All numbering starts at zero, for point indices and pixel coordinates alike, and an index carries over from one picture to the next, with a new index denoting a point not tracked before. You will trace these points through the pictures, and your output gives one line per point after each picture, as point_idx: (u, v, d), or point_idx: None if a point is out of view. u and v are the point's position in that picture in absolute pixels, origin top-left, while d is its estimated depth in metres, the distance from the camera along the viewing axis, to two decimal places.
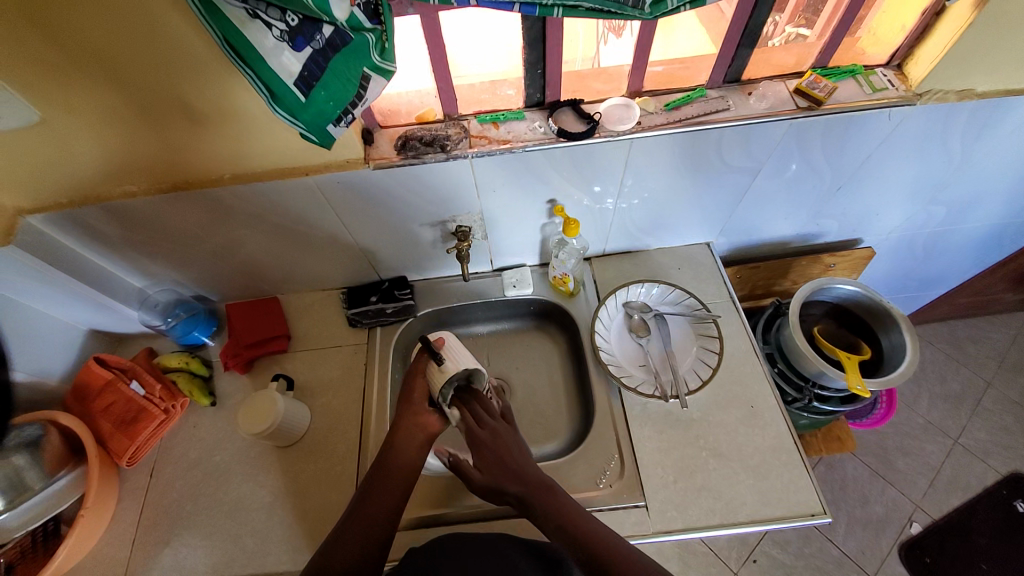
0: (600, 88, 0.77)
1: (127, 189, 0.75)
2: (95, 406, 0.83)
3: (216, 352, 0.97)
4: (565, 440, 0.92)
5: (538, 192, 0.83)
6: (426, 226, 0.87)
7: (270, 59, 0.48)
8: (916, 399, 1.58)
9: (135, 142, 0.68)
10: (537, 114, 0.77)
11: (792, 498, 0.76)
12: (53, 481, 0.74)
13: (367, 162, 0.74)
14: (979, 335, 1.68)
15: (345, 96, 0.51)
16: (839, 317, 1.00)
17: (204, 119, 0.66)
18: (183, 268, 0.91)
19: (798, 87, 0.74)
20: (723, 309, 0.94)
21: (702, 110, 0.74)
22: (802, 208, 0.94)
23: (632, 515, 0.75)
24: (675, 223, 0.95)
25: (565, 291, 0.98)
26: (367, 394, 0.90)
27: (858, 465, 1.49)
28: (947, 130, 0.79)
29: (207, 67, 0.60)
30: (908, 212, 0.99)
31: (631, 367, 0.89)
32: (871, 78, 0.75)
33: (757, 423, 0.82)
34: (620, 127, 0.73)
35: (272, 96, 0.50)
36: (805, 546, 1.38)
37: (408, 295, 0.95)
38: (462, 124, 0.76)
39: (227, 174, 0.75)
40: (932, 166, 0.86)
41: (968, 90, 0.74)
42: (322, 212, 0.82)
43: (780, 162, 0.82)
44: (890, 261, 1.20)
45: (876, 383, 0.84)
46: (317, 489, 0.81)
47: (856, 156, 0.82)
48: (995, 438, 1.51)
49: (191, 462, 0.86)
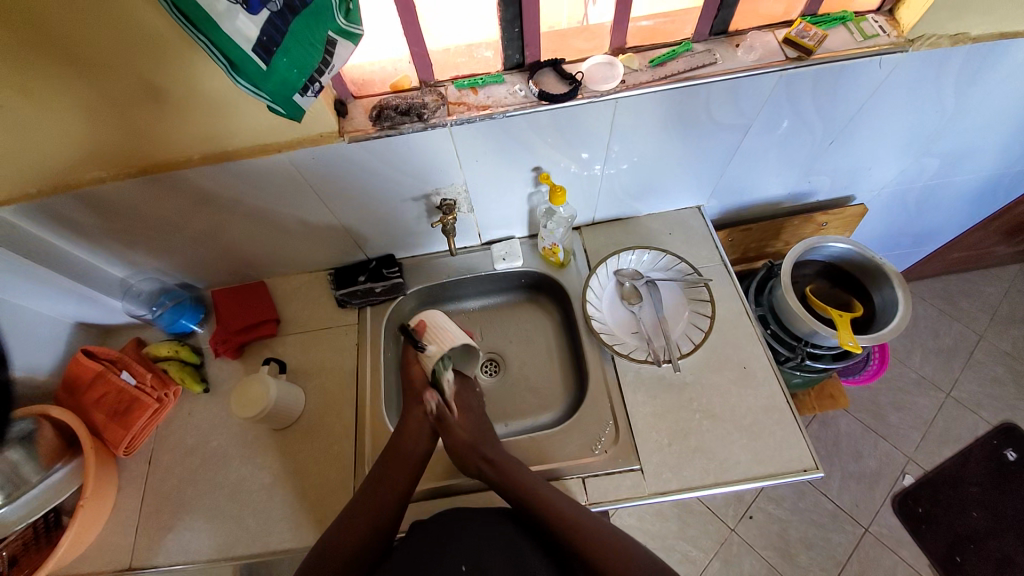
0: (581, 46, 0.74)
1: (96, 175, 0.72)
2: (88, 398, 0.82)
3: (205, 339, 0.96)
4: (561, 410, 0.92)
5: (523, 160, 0.80)
6: (410, 201, 0.85)
7: (224, 23, 0.44)
8: (909, 354, 1.60)
9: (97, 124, 0.65)
10: (516, 77, 0.74)
11: (785, 455, 0.77)
12: (50, 474, 0.75)
13: (342, 135, 0.71)
14: (972, 289, 1.69)
15: (309, 61, 0.50)
16: (831, 275, 1.00)
17: (169, 98, 0.63)
18: (165, 256, 0.89)
19: (787, 36, 0.71)
20: (715, 272, 0.93)
21: (688, 64, 0.71)
22: (793, 165, 0.92)
23: (628, 479, 0.76)
24: (664, 187, 0.93)
25: (556, 262, 0.96)
26: (360, 374, 0.90)
27: (851, 421, 1.52)
28: (942, 76, 0.76)
29: (166, 41, 0.56)
30: (901, 165, 0.97)
31: (623, 335, 0.88)
32: (861, 24, 0.72)
33: (749, 383, 0.83)
34: (602, 87, 0.70)
35: (232, 66, 0.47)
36: (801, 501, 1.42)
37: (397, 273, 0.94)
38: (439, 91, 0.73)
39: (198, 155, 0.72)
40: (925, 116, 0.84)
41: (962, 34, 0.71)
42: (302, 192, 0.80)
43: (771, 118, 0.79)
44: (883, 218, 1.19)
45: (868, 340, 0.84)
46: (315, 469, 0.82)
47: (847, 109, 0.80)
48: (986, 390, 1.53)
49: (188, 448, 0.86)
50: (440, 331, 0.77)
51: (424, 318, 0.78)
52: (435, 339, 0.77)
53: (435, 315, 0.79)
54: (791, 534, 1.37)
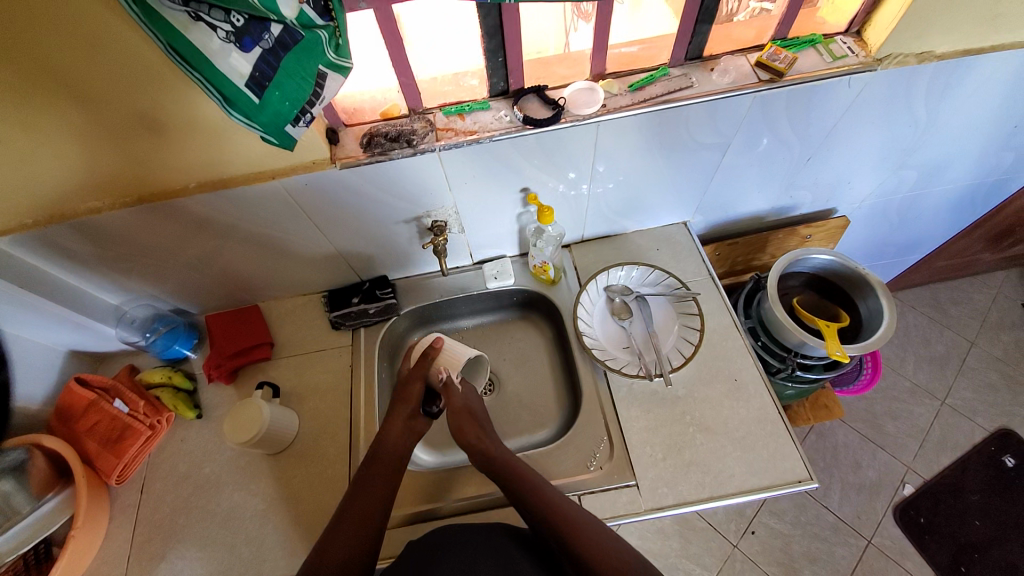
0: (564, 73, 0.77)
1: (93, 205, 0.73)
2: (80, 426, 0.82)
3: (199, 364, 0.96)
4: (556, 427, 0.92)
5: (511, 181, 0.82)
6: (402, 223, 0.87)
7: (218, 62, 0.47)
8: (902, 362, 1.61)
9: (96, 155, 0.67)
10: (502, 103, 0.77)
11: (779, 466, 0.77)
12: (40, 505, 0.74)
13: (334, 161, 0.73)
14: (960, 296, 1.71)
15: (301, 95, 0.51)
16: (817, 286, 1.02)
17: (165, 129, 0.65)
18: (160, 282, 0.90)
19: (759, 60, 0.74)
20: (703, 286, 0.95)
21: (666, 88, 0.75)
22: (774, 181, 0.95)
23: (624, 495, 0.76)
24: (650, 204, 0.95)
25: (547, 280, 0.98)
26: (354, 396, 0.90)
27: (848, 432, 1.52)
28: (911, 92, 0.79)
29: (163, 75, 0.59)
30: (879, 178, 1.00)
31: (615, 350, 0.89)
32: (831, 46, 0.76)
33: (740, 395, 0.84)
34: (584, 111, 0.73)
35: (226, 101, 0.50)
36: (802, 514, 1.40)
37: (390, 294, 0.95)
38: (427, 117, 0.76)
39: (193, 183, 0.74)
40: (898, 130, 0.87)
41: (926, 53, 0.74)
42: (295, 217, 0.81)
43: (749, 137, 0.82)
44: (866, 229, 1.22)
45: (855, 349, 0.85)
46: (310, 492, 0.81)
47: (822, 126, 0.83)
48: (980, 396, 1.54)
49: (181, 475, 0.85)
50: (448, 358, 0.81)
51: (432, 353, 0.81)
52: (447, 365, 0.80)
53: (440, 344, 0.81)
54: (794, 549, 1.36)
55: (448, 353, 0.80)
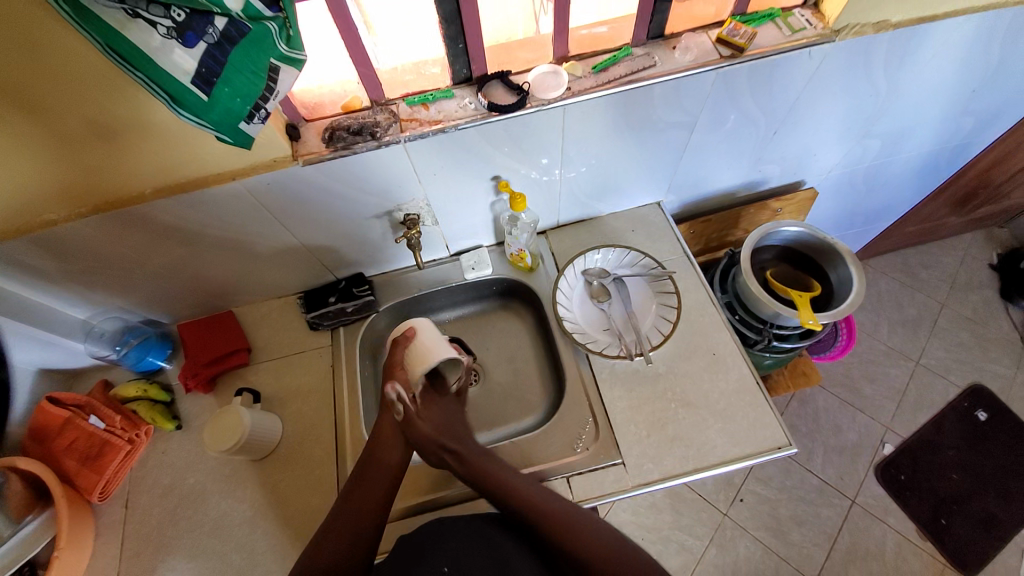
0: (527, 57, 0.76)
1: (48, 218, 0.70)
2: (56, 446, 0.79)
3: (176, 375, 0.94)
4: (542, 413, 0.93)
5: (481, 170, 0.82)
6: (373, 218, 0.86)
7: (160, 59, 0.45)
8: (877, 327, 1.66)
9: (45, 166, 0.64)
10: (466, 90, 0.76)
11: (759, 435, 0.79)
12: (21, 526, 0.72)
13: (297, 158, 0.71)
14: (930, 260, 1.76)
15: (252, 90, 0.50)
16: (789, 258, 1.04)
17: (117, 135, 0.63)
18: (128, 293, 0.87)
19: (720, 36, 0.75)
20: (678, 264, 0.96)
21: (629, 68, 0.74)
22: (743, 156, 0.96)
23: (611, 474, 0.78)
24: (623, 186, 0.95)
25: (525, 267, 0.98)
26: (337, 396, 0.89)
27: (828, 397, 1.57)
28: (870, 61, 0.81)
29: (107, 78, 0.56)
30: (844, 148, 1.02)
31: (596, 333, 0.90)
32: (789, 19, 0.77)
33: (719, 369, 0.85)
34: (548, 95, 0.72)
35: (173, 99, 0.48)
36: (788, 479, 1.45)
37: (367, 291, 0.93)
38: (391, 109, 0.74)
39: (150, 189, 0.71)
40: (859, 100, 0.89)
41: (883, 21, 0.75)
42: (262, 219, 0.79)
43: (715, 114, 0.83)
44: (836, 199, 1.24)
45: (827, 317, 0.88)
46: (298, 495, 0.81)
47: (786, 99, 0.84)
48: (952, 355, 1.60)
49: (165, 489, 0.84)
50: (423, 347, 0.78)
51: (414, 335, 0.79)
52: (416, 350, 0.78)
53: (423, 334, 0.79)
54: (781, 513, 1.40)
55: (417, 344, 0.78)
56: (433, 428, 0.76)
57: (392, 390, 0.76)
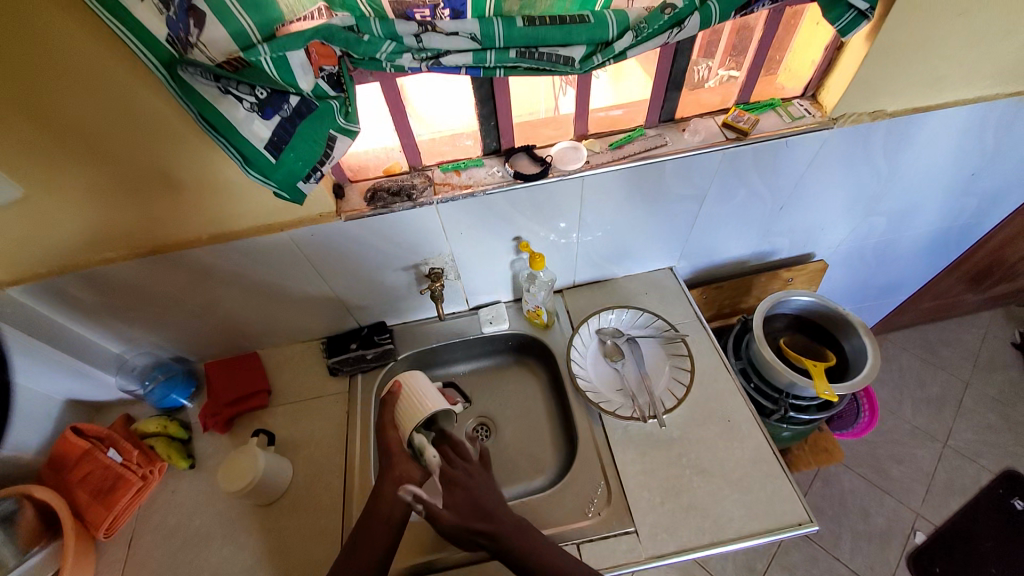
0: (551, 134, 0.85)
1: (106, 257, 0.78)
2: (72, 477, 0.80)
3: (195, 413, 0.96)
4: (552, 474, 0.91)
5: (504, 232, 0.88)
6: (401, 271, 0.91)
7: (242, 127, 0.53)
8: (900, 405, 1.61)
9: (115, 211, 0.72)
10: (494, 160, 0.84)
11: (778, 508, 0.76)
12: (26, 558, 0.72)
13: (340, 214, 0.79)
14: (949, 337, 1.74)
15: (313, 155, 0.57)
16: (800, 327, 1.05)
17: (183, 187, 0.71)
18: (164, 330, 0.93)
19: (726, 121, 0.83)
20: (691, 328, 0.98)
21: (643, 146, 0.82)
22: (753, 228, 1.01)
23: (623, 543, 0.75)
24: (637, 251, 1.00)
25: (540, 323, 1.01)
26: (349, 444, 0.89)
27: (854, 477, 1.48)
28: (868, 146, 0.87)
29: (187, 138, 0.65)
30: (852, 224, 1.07)
31: (609, 393, 0.90)
32: (789, 108, 0.85)
33: (735, 436, 0.84)
34: (569, 167, 0.80)
35: (245, 160, 0.56)
36: (814, 567, 1.34)
37: (388, 339, 0.98)
38: (426, 174, 0.82)
39: (202, 235, 0.79)
40: (862, 179, 0.94)
41: (878, 111, 0.83)
42: (300, 267, 0.86)
43: (725, 188, 0.89)
44: (846, 273, 1.27)
45: (844, 387, 0.87)
46: (299, 545, 0.79)
47: (791, 177, 0.90)
48: (982, 437, 1.52)
49: (169, 530, 0.83)
50: (413, 396, 0.77)
51: (401, 381, 0.79)
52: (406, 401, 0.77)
53: (414, 379, 0.79)
54: None
55: (405, 395, 0.77)
56: (458, 516, 0.69)
57: (405, 494, 0.68)
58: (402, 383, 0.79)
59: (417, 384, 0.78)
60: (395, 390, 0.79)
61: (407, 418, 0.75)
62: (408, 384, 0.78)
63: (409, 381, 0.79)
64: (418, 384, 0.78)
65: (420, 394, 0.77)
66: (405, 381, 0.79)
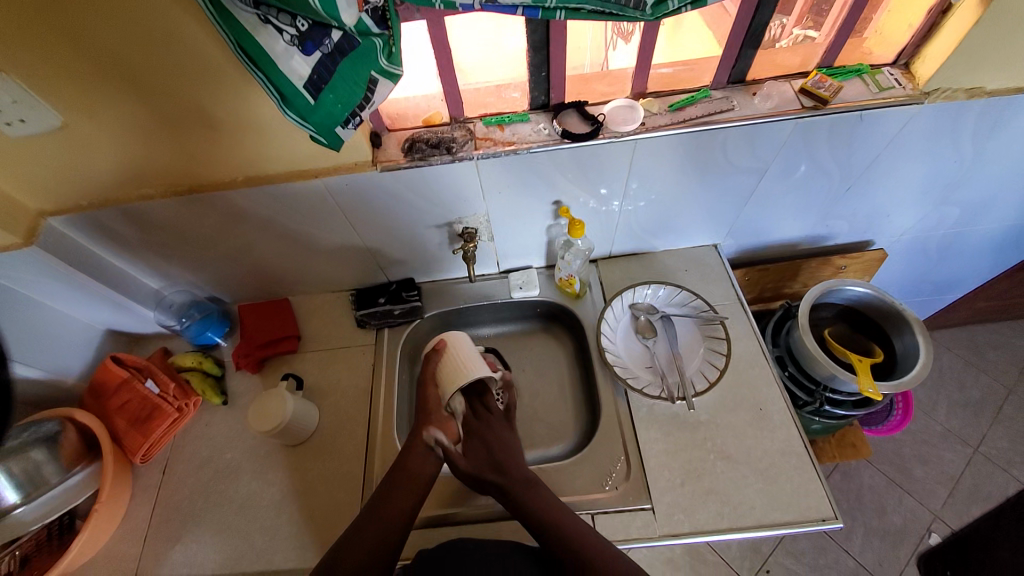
0: (604, 90, 0.78)
1: (146, 193, 0.77)
2: (110, 404, 0.85)
3: (228, 352, 0.99)
4: (572, 443, 0.91)
5: (544, 195, 0.83)
6: (433, 228, 0.88)
7: (281, 63, 0.49)
8: (934, 406, 1.54)
9: (153, 146, 0.70)
10: (542, 116, 0.78)
11: (803, 502, 0.74)
12: (68, 476, 0.77)
13: (375, 164, 0.75)
14: (999, 341, 1.63)
15: (353, 98, 0.53)
16: (849, 318, 0.99)
17: (219, 124, 0.68)
18: (199, 270, 0.94)
19: (803, 86, 0.74)
20: (731, 310, 0.93)
21: (707, 110, 0.75)
22: (811, 209, 0.94)
23: (638, 519, 0.75)
24: (682, 224, 0.94)
25: (572, 293, 0.98)
26: (373, 397, 0.90)
27: (874, 473, 1.46)
28: (960, 126, 0.77)
29: (223, 72, 0.62)
30: (921, 213, 0.98)
31: (637, 369, 0.88)
32: (877, 77, 0.75)
33: (766, 426, 0.81)
34: (623, 129, 0.73)
35: (282, 99, 0.52)
36: (821, 555, 1.34)
37: (416, 296, 0.96)
38: (468, 126, 0.77)
39: (240, 177, 0.77)
40: (944, 165, 0.85)
41: (977, 88, 0.72)
42: (333, 217, 0.84)
43: (789, 163, 0.81)
44: (904, 264, 1.18)
45: (889, 388, 0.82)
46: (323, 488, 0.82)
47: (865, 157, 0.82)
48: (1017, 447, 1.46)
49: (202, 460, 0.87)
50: (455, 357, 0.81)
51: (445, 340, 0.83)
52: (448, 361, 0.81)
53: (456, 341, 0.83)
54: None
55: (448, 356, 0.81)
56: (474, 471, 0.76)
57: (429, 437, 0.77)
58: (446, 342, 0.83)
59: (460, 348, 0.82)
60: (439, 347, 0.83)
61: (448, 377, 0.80)
62: (453, 346, 0.82)
63: (451, 342, 0.82)
64: (460, 347, 0.82)
65: (463, 358, 0.81)
66: (450, 342, 0.83)
